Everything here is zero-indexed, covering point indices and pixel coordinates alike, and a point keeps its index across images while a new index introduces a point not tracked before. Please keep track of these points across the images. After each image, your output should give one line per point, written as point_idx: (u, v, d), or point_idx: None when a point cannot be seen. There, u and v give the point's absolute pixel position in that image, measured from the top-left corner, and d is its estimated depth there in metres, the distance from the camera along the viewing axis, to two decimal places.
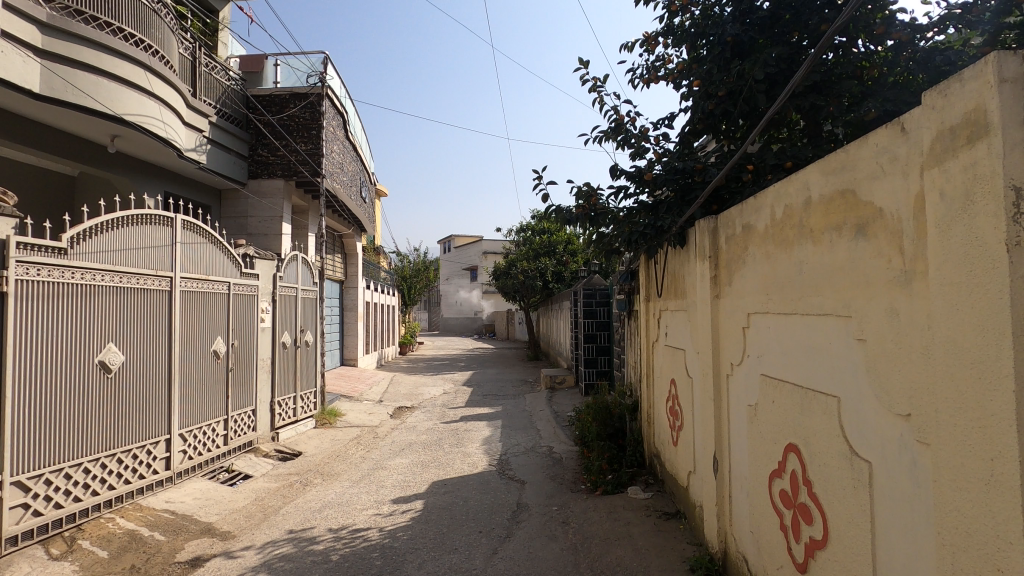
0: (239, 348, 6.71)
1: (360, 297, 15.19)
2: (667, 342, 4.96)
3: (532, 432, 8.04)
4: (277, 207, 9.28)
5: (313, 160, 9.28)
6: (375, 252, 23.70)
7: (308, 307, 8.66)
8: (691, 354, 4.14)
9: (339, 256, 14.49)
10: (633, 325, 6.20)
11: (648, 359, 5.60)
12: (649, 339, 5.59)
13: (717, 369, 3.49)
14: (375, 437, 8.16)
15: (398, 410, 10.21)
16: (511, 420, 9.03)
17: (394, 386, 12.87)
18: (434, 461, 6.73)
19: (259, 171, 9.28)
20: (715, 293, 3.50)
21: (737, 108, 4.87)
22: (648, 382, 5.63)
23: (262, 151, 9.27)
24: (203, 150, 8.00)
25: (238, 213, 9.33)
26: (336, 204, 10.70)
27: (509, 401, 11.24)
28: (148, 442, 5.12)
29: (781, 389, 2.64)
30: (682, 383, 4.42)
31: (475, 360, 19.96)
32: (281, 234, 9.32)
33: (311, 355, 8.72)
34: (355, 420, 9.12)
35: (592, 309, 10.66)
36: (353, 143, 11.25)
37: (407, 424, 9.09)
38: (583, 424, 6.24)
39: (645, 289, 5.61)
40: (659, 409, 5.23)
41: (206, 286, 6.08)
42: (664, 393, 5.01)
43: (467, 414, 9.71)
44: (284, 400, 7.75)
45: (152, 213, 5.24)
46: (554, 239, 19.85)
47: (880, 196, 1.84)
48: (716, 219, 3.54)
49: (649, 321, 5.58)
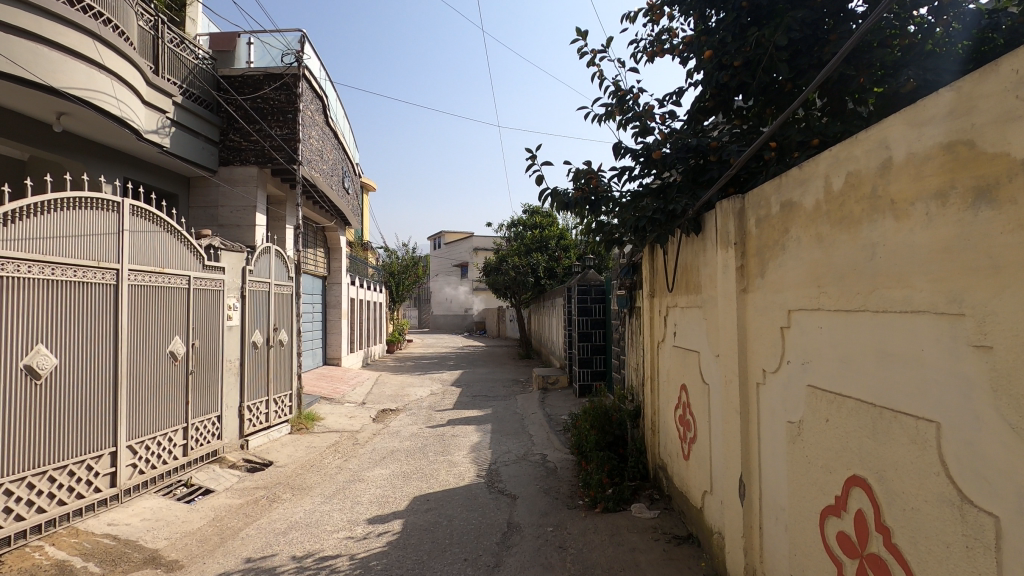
0: (202, 349, 6.08)
1: (344, 294, 14.55)
2: (676, 343, 4.42)
3: (524, 438, 7.49)
4: (251, 196, 8.65)
5: (289, 145, 8.67)
6: (362, 247, 23.02)
7: (283, 304, 8.02)
8: (708, 358, 3.59)
9: (321, 250, 13.82)
10: (635, 323, 5.66)
11: (654, 361, 5.06)
12: (654, 339, 5.05)
13: (744, 376, 2.95)
14: (355, 444, 7.57)
15: (381, 413, 9.62)
16: (502, 424, 8.47)
17: (379, 387, 12.27)
18: (417, 472, 6.16)
19: (231, 157, 8.66)
20: (742, 286, 2.96)
21: (755, 80, 4.32)
22: (652, 387, 5.10)
23: (234, 136, 8.65)
24: (166, 133, 7.36)
25: (209, 203, 8.66)
26: (316, 194, 10.10)
27: (499, 403, 10.68)
28: (88, 457, 4.50)
29: (839, 405, 2.10)
30: (696, 389, 3.88)
31: (465, 358, 19.39)
32: (255, 225, 8.67)
33: (286, 356, 8.08)
34: (334, 425, 8.51)
35: (586, 307, 10.13)
36: (334, 130, 10.65)
37: (390, 428, 8.50)
38: (580, 431, 5.66)
39: (649, 284, 5.09)
40: (666, 418, 4.69)
41: (161, 280, 5.45)
42: (672, 399, 4.48)
43: (455, 418, 9.14)
44: (254, 405, 7.13)
45: (92, 197, 4.61)
46: (546, 234, 19.32)
47: (1021, 143, 1.31)
48: (743, 200, 3.00)
49: (654, 320, 5.04)
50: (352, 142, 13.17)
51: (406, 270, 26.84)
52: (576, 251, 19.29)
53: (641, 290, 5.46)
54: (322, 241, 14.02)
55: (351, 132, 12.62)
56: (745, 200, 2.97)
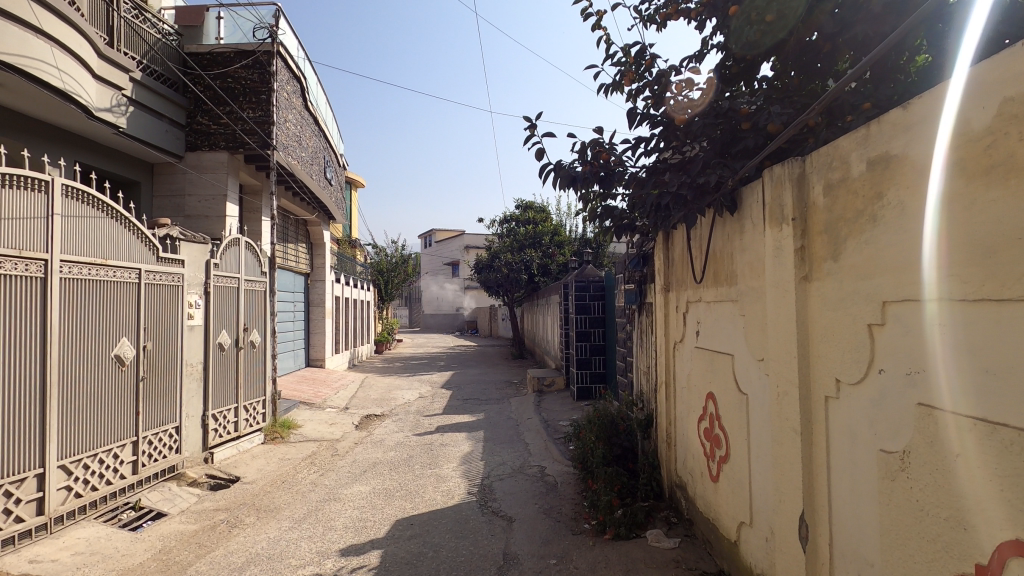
0: (156, 352, 5.37)
1: (328, 292, 13.82)
2: (700, 343, 3.79)
3: (519, 448, 6.83)
4: (220, 183, 7.93)
5: (263, 129, 7.96)
6: (350, 244, 22.26)
7: (255, 302, 7.29)
8: (746, 363, 2.97)
9: (303, 245, 13.07)
10: (646, 320, 5.03)
11: (669, 364, 4.44)
12: (669, 340, 4.44)
13: (807, 387, 2.32)
14: (334, 455, 6.88)
15: (365, 419, 8.94)
16: (495, 431, 7.83)
17: (364, 390, 11.56)
18: (401, 489, 5.49)
19: (199, 142, 7.94)
20: (802, 272, 2.34)
21: (793, 37, 3.66)
22: (667, 394, 4.48)
23: (203, 118, 7.93)
24: (122, 113, 6.64)
25: (175, 191, 7.93)
26: (295, 183, 9.40)
27: (492, 407, 10.02)
28: (6, 482, 3.80)
29: (986, 437, 1.49)
30: (728, 399, 3.26)
31: (456, 358, 18.74)
32: (225, 216, 7.94)
33: (259, 359, 7.36)
34: (312, 433, 7.82)
35: (585, 304, 9.48)
36: (314, 115, 9.94)
37: (374, 436, 7.83)
38: (582, 443, 5.02)
39: (666, 275, 4.48)
40: (686, 431, 4.08)
41: (103, 274, 4.73)
42: (695, 408, 3.86)
43: (445, 424, 8.47)
44: (220, 414, 6.42)
45: (13, 173, 3.90)
46: (540, 230, 18.75)
47: None
48: (803, 163, 2.37)
49: (669, 316, 4.43)
50: (335, 131, 12.48)
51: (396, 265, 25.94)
52: (570, 247, 18.76)
53: (653, 284, 4.83)
54: (305, 237, 13.27)
55: (332, 120, 11.90)
56: (806, 162, 2.35)
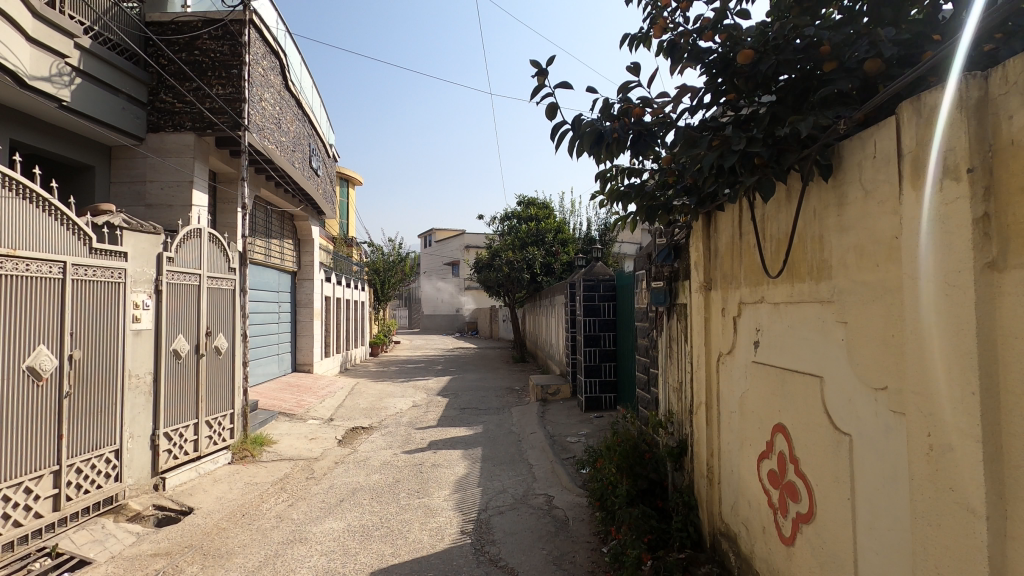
0: (87, 363, 4.50)
1: (316, 291, 12.89)
2: (760, 359, 2.92)
3: (522, 472, 5.93)
4: (186, 169, 7.05)
5: (233, 107, 7.08)
6: (345, 243, 21.33)
7: (223, 302, 6.40)
8: (853, 391, 2.09)
9: (289, 241, 12.16)
10: (677, 325, 4.15)
11: (713, 381, 3.56)
12: (713, 350, 3.57)
13: (999, 441, 1.44)
14: (309, 479, 5.98)
15: (351, 432, 8.05)
16: (494, 449, 6.94)
17: (353, 398, 10.67)
18: (382, 526, 4.60)
19: (161, 122, 7.08)
20: (986, 256, 1.46)
21: None
22: (709, 418, 3.61)
23: (166, 95, 7.08)
24: (64, 83, 5.77)
25: (135, 176, 7.05)
26: (274, 170, 8.54)
27: (492, 418, 9.12)
28: None
29: None
30: (813, 437, 2.38)
31: (455, 362, 17.85)
32: (191, 205, 7.05)
33: (226, 366, 6.47)
34: (288, 450, 6.93)
35: (594, 306, 8.58)
36: (296, 96, 9.06)
37: (358, 454, 6.95)
38: (599, 480, 4.23)
39: (709, 269, 3.61)
40: (738, 468, 3.20)
41: (11, 268, 3.84)
42: (754, 442, 2.97)
43: (438, 439, 7.58)
44: (176, 432, 5.54)
45: None
46: (542, 227, 17.88)
47: None
48: (986, 83, 1.49)
49: (713, 320, 3.57)
50: (321, 117, 11.63)
51: (392, 266, 25.05)
52: (575, 245, 17.92)
53: (689, 281, 3.93)
54: (292, 232, 12.36)
55: (319, 105, 11.04)
56: (993, 79, 1.46)
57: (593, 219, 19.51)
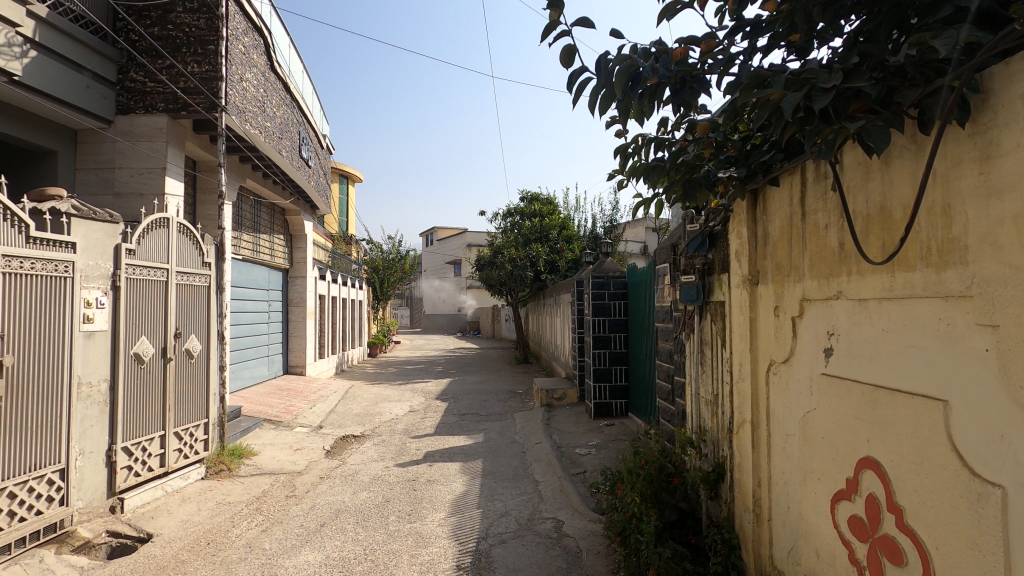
0: (22, 368, 3.89)
1: (310, 289, 12.25)
2: (832, 371, 2.30)
3: (527, 491, 5.29)
4: (158, 154, 6.44)
5: (209, 87, 6.48)
6: (344, 240, 20.67)
7: (195, 300, 5.78)
8: (1009, 423, 1.47)
9: (280, 236, 11.53)
10: (711, 327, 3.51)
11: (761, 394, 2.94)
12: (761, 356, 2.94)
13: None
14: (289, 498, 5.35)
15: (341, 442, 7.43)
16: (497, 462, 6.32)
17: (346, 403, 10.03)
18: (365, 559, 3.97)
19: (131, 102, 6.47)
20: None
21: None
22: (756, 438, 2.98)
23: (136, 74, 6.47)
24: (16, 55, 5.15)
25: (103, 162, 6.44)
26: (258, 158, 7.93)
27: (494, 425, 8.49)
28: None
29: None
30: (930, 483, 1.75)
31: (455, 363, 17.26)
32: (164, 193, 6.43)
33: (199, 372, 5.85)
34: (270, 462, 6.32)
35: (604, 304, 7.95)
36: (283, 79, 8.45)
37: (347, 467, 6.33)
38: (618, 512, 3.59)
39: (757, 260, 2.99)
40: (799, 504, 2.57)
41: None
42: (823, 476, 2.34)
43: (435, 450, 6.95)
44: (138, 446, 4.93)
45: None
46: (547, 223, 17.27)
47: None
48: None
49: (762, 320, 2.94)
50: (314, 105, 11.06)
51: (392, 266, 24.39)
52: (580, 242, 17.29)
53: (727, 275, 3.30)
54: (284, 227, 11.73)
55: (310, 92, 10.43)
56: None
57: (597, 215, 18.86)
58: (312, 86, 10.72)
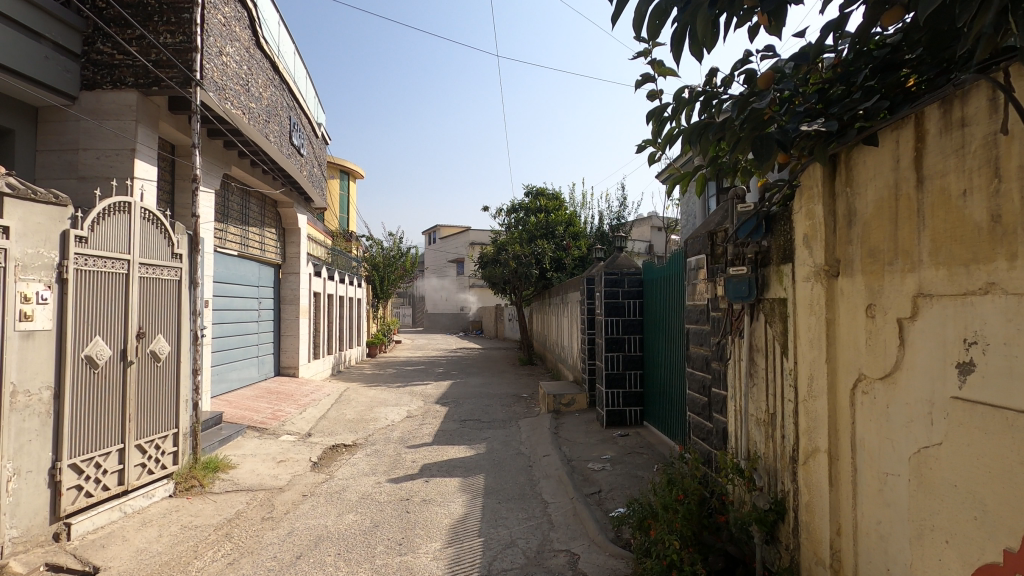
0: None
1: (303, 286, 11.61)
2: (973, 396, 1.67)
3: (536, 515, 4.65)
4: (128, 133, 5.79)
5: (183, 59, 5.86)
6: (343, 236, 20.05)
7: (164, 296, 5.15)
8: None
9: (272, 229, 10.89)
10: (767, 331, 2.85)
11: (844, 417, 2.29)
12: (843, 369, 2.29)
13: None
14: (265, 521, 4.71)
15: (329, 452, 6.80)
16: (501, 478, 5.68)
17: (339, 407, 9.40)
18: None
19: (97, 77, 5.84)
20: None
21: None
22: (833, 472, 2.34)
23: (103, 45, 5.85)
24: None
25: (67, 143, 5.80)
26: (242, 143, 7.29)
27: (497, 433, 7.84)
28: None
29: None
30: None
31: (457, 364, 16.60)
32: (134, 177, 5.78)
33: (168, 376, 5.21)
34: (249, 477, 5.69)
35: (617, 304, 7.29)
36: (271, 58, 7.85)
37: (334, 483, 5.70)
38: (652, 560, 2.94)
39: (837, 244, 2.35)
40: (907, 567, 1.94)
41: None
42: (960, 540, 1.71)
43: (432, 463, 6.30)
44: (91, 461, 4.31)
45: None
46: (552, 219, 16.62)
47: None
48: None
49: (844, 322, 2.29)
50: (306, 90, 10.43)
51: (392, 262, 23.53)
52: (586, 240, 16.66)
53: (791, 265, 2.65)
54: (276, 220, 11.09)
55: (300, 74, 9.79)
56: None
57: (605, 212, 18.21)
58: (304, 70, 10.08)
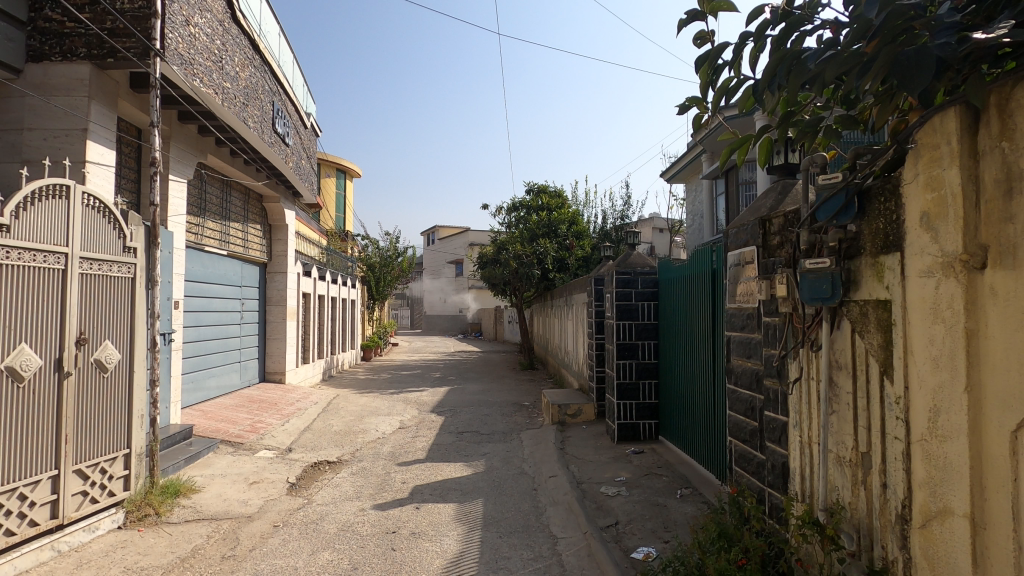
0: None
1: (291, 286, 10.90)
2: None
3: (544, 555, 3.96)
4: (78, 111, 5.09)
5: (139, 27, 5.18)
6: (338, 236, 19.35)
7: (113, 296, 4.46)
8: None
9: (257, 225, 10.19)
10: (856, 344, 2.16)
11: (996, 470, 1.62)
12: (997, 401, 1.62)
13: None
14: (225, 560, 4.01)
15: (310, 471, 6.09)
16: (502, 504, 4.98)
17: (327, 417, 8.69)
18: None
19: (45, 47, 5.14)
20: None
21: None
22: (977, 545, 1.66)
23: (52, 12, 5.15)
24: None
25: (10, 122, 5.10)
26: (216, 126, 6.60)
27: (497, 448, 7.13)
28: None
29: None
30: None
31: (455, 368, 15.90)
32: (85, 161, 5.06)
33: (118, 389, 4.51)
34: (215, 503, 4.98)
35: (630, 306, 6.58)
36: (249, 35, 7.20)
37: (311, 510, 4.99)
38: None
39: (983, 222, 1.67)
40: None
41: None
42: None
43: (424, 484, 5.60)
44: (10, 494, 3.60)
45: None
46: (555, 218, 15.95)
47: None
48: None
49: (998, 335, 1.62)
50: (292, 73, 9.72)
51: (389, 262, 22.82)
52: (590, 239, 16.11)
53: (898, 255, 1.96)
54: (261, 216, 10.38)
55: (285, 54, 9.08)
56: None
57: (609, 211, 17.56)
58: (290, 51, 9.37)
